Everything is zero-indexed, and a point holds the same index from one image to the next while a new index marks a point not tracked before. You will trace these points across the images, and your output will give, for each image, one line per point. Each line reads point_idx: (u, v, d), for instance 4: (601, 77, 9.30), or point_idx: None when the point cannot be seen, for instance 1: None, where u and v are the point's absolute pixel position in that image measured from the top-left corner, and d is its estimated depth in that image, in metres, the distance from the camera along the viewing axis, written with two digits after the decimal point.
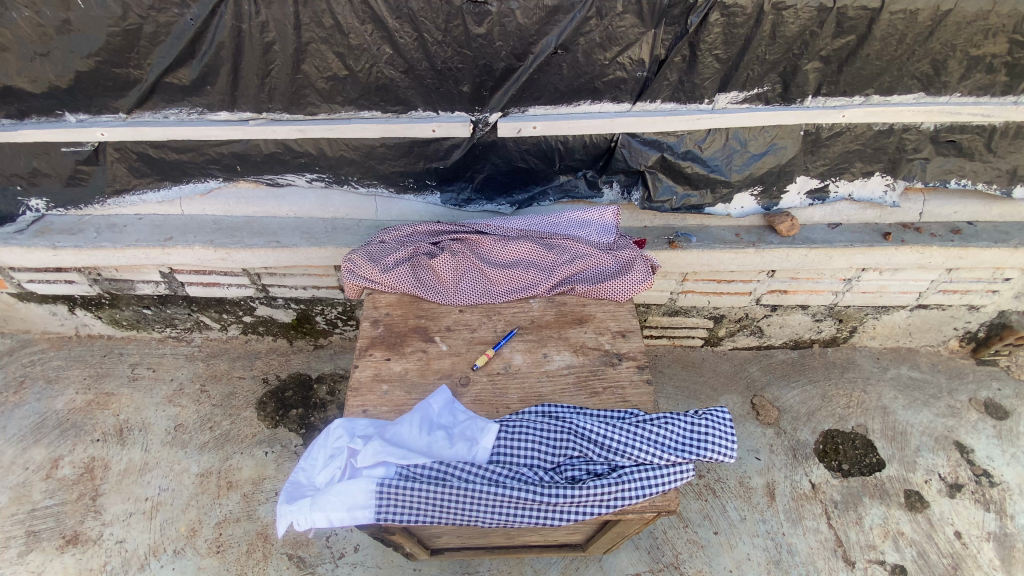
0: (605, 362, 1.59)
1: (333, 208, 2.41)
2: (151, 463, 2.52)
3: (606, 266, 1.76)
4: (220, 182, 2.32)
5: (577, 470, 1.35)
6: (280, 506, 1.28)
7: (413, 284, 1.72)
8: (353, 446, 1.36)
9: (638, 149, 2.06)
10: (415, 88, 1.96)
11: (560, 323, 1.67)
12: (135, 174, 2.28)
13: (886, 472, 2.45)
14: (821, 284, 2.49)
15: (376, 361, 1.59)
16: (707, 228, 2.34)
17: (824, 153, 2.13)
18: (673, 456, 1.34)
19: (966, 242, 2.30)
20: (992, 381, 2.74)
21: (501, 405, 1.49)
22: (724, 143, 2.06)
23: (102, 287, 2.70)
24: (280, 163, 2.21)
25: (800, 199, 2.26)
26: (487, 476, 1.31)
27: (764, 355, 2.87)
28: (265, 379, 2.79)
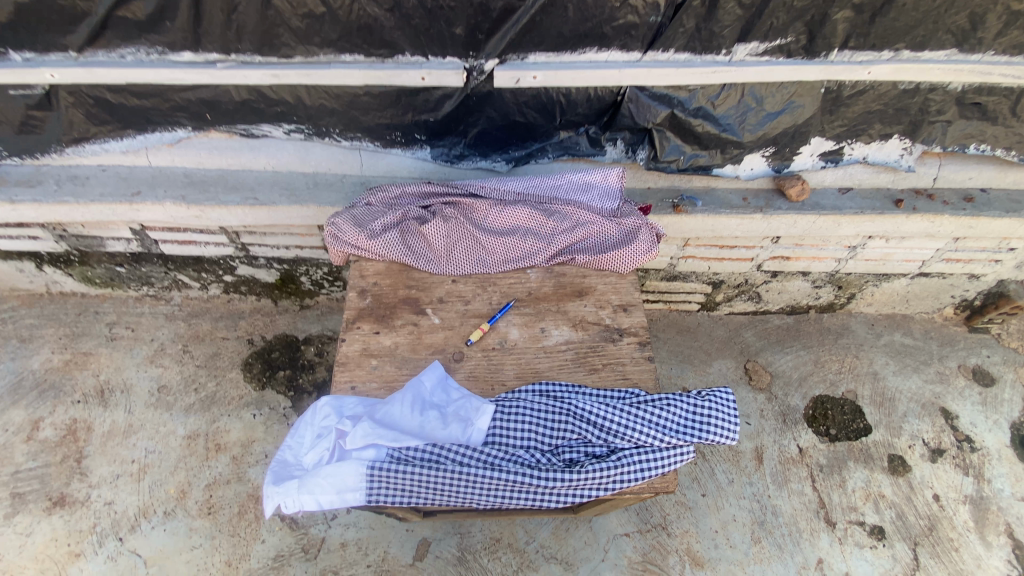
0: (606, 338, 1.52)
1: (314, 162, 2.24)
2: (136, 425, 2.47)
3: (608, 235, 1.65)
4: (189, 131, 2.13)
5: (575, 453, 1.31)
6: (267, 487, 1.24)
7: (402, 252, 1.61)
8: (341, 427, 1.30)
9: (646, 104, 1.90)
10: (402, 30, 1.75)
11: (558, 296, 1.59)
12: (93, 121, 2.07)
13: (872, 437, 2.49)
14: (825, 251, 2.42)
15: (364, 335, 1.50)
16: (714, 190, 2.22)
17: (843, 113, 1.99)
18: (674, 439, 1.30)
19: (978, 211, 2.21)
20: (982, 348, 2.74)
21: (496, 383, 1.43)
22: (739, 100, 1.90)
23: (70, 244, 2.53)
24: (255, 112, 2.02)
25: (812, 161, 2.14)
26: (482, 459, 1.26)
27: (759, 320, 2.84)
28: (250, 340, 2.71)
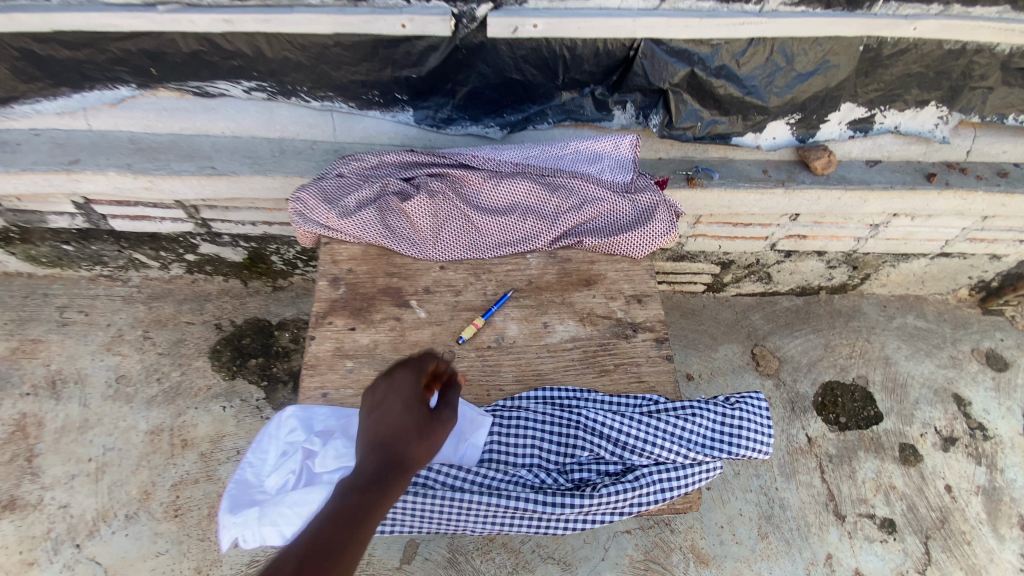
0: (617, 334, 1.32)
1: (280, 126, 1.96)
2: (93, 420, 2.24)
3: (621, 214, 1.44)
4: (135, 89, 1.83)
5: (585, 472, 1.13)
6: (223, 516, 1.06)
7: (381, 233, 1.37)
8: (309, 447, 1.09)
9: (662, 61, 1.65)
10: None
11: (563, 285, 1.38)
12: (17, 75, 1.76)
13: (883, 425, 2.37)
14: (844, 229, 2.24)
15: (337, 332, 1.28)
16: (731, 161, 2.00)
17: (879, 76, 1.76)
18: (700, 455, 1.12)
19: (1014, 187, 2.02)
20: (996, 331, 2.61)
21: (492, 387, 1.23)
22: (767, 58, 1.67)
23: (7, 219, 2.25)
24: (207, 66, 1.74)
25: (839, 130, 1.93)
26: (477, 482, 1.08)
27: (768, 302, 2.67)
28: (218, 325, 2.47)
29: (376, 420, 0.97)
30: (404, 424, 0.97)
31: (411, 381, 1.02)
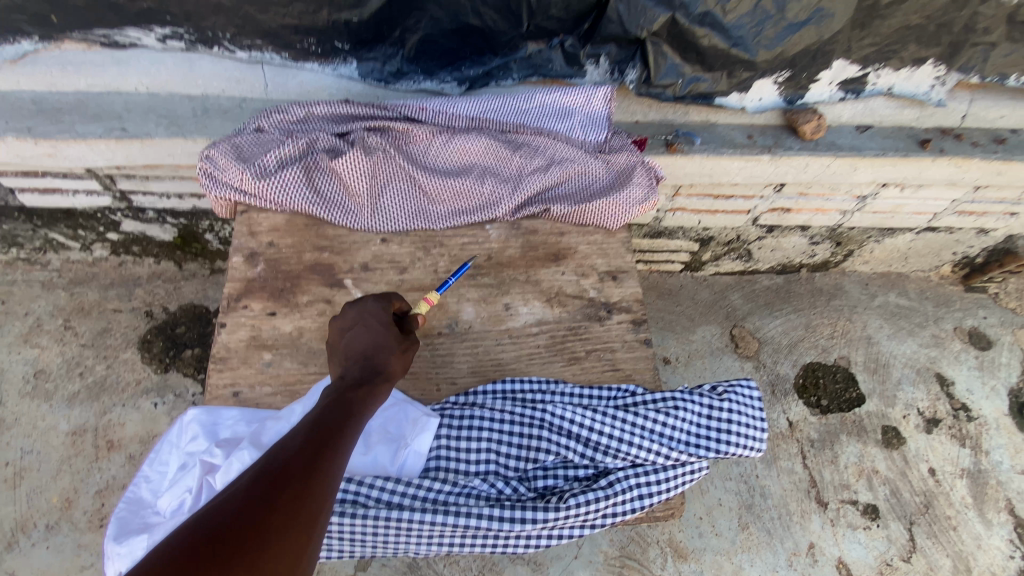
0: (589, 316, 1.14)
1: (205, 81, 1.69)
2: (5, 421, 1.98)
3: (593, 179, 1.25)
4: (39, 42, 1.57)
5: (550, 478, 0.96)
6: (106, 546, 0.86)
7: (309, 199, 1.15)
8: (210, 459, 0.88)
9: (638, 5, 1.44)
10: None
11: (527, 260, 1.19)
12: None
13: (866, 408, 2.28)
14: (830, 202, 2.11)
15: (255, 318, 1.07)
16: (713, 126, 1.83)
17: (877, 28, 1.60)
18: (683, 456, 0.96)
19: (1011, 155, 1.86)
20: (979, 309, 2.52)
21: (442, 381, 1.05)
22: (756, 3, 1.45)
23: None
24: (111, 7, 1.48)
25: (829, 92, 1.78)
26: (421, 497, 0.89)
27: (747, 281, 2.55)
28: (149, 313, 2.20)
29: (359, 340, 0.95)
30: (383, 342, 0.96)
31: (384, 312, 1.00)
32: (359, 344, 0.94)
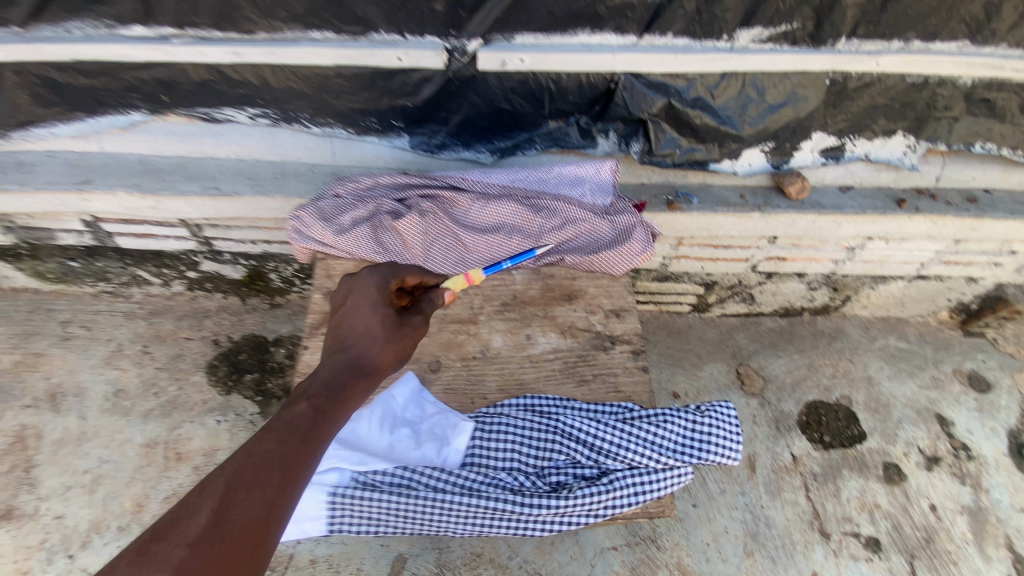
0: (596, 346, 1.40)
1: (283, 150, 2.07)
2: (90, 433, 2.28)
3: (601, 234, 1.52)
4: (146, 114, 1.93)
5: (562, 475, 1.18)
6: None
7: (375, 250, 1.47)
8: None
9: (641, 93, 1.76)
10: (377, 4, 1.58)
11: (545, 299, 1.47)
12: (38, 102, 1.87)
13: (867, 445, 2.40)
14: (821, 252, 2.34)
15: None
16: (709, 187, 2.11)
17: (847, 107, 1.87)
18: (671, 459, 1.18)
19: (982, 212, 2.10)
20: (978, 352, 2.66)
21: (476, 396, 1.30)
22: (740, 91, 1.77)
23: (17, 236, 2.30)
24: (216, 94, 1.84)
25: (812, 158, 2.03)
26: (459, 484, 1.12)
27: (752, 323, 2.75)
28: (216, 341, 2.53)
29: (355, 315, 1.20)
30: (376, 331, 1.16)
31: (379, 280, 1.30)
32: (359, 326, 1.17)
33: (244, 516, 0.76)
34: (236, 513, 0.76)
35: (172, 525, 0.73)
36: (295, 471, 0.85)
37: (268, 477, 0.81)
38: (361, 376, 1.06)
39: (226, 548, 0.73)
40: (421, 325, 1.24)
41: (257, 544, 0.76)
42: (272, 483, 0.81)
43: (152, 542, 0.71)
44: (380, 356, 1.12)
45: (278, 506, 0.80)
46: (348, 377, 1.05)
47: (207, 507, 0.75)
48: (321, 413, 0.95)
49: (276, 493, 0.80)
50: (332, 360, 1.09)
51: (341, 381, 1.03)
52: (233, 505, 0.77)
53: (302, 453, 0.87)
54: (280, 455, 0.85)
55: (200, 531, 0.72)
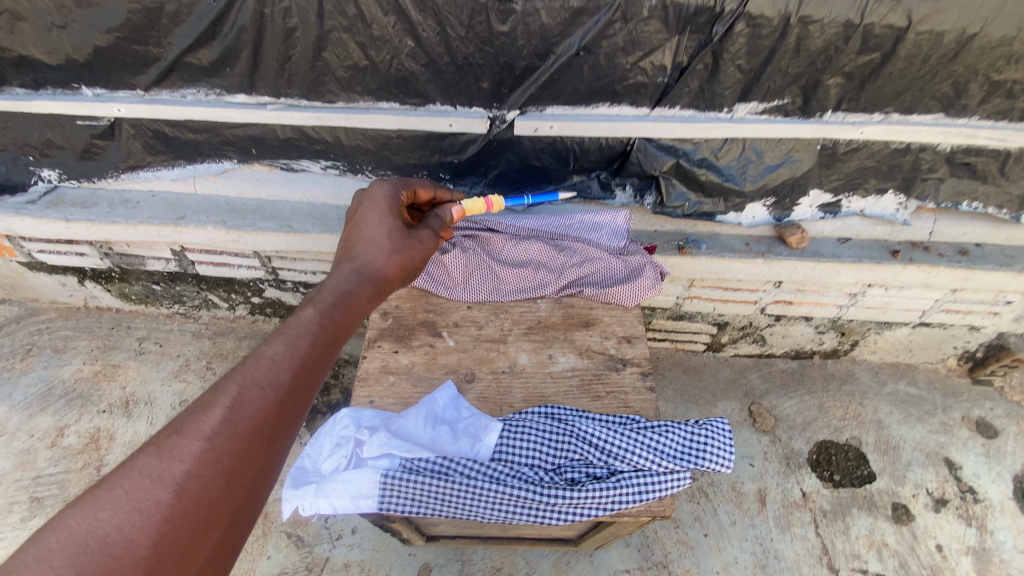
0: (609, 366, 1.62)
1: (345, 195, 2.42)
2: None
3: (614, 271, 1.79)
4: (235, 164, 2.31)
5: (576, 472, 1.37)
6: (286, 491, 1.31)
7: (423, 279, 1.77)
8: (359, 437, 1.38)
9: (653, 154, 2.06)
10: (435, 82, 1.91)
11: (566, 325, 1.72)
12: (150, 151, 2.26)
13: (876, 485, 2.47)
14: (825, 298, 2.52)
15: (384, 353, 1.64)
16: (717, 235, 2.36)
17: (840, 168, 2.10)
18: (672, 464, 1.36)
19: (973, 264, 2.30)
20: (985, 400, 2.77)
21: (504, 404, 1.53)
22: (741, 153, 2.05)
23: (113, 262, 2.67)
24: (296, 149, 2.20)
25: (811, 212, 2.26)
26: (489, 474, 1.33)
27: (764, 364, 2.90)
28: None
29: (366, 228, 1.38)
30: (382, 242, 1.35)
31: (390, 196, 1.47)
32: (368, 236, 1.36)
33: (254, 417, 0.91)
34: (247, 415, 0.91)
35: (190, 421, 0.87)
36: (298, 381, 0.99)
37: (275, 386, 0.95)
38: (364, 290, 1.25)
39: (239, 445, 0.88)
40: (425, 244, 1.45)
41: (267, 441, 0.92)
42: (279, 392, 0.95)
43: (174, 434, 0.86)
44: (384, 270, 1.32)
45: (285, 412, 0.95)
46: (353, 291, 1.22)
47: (219, 409, 0.89)
48: (325, 325, 1.10)
49: (281, 402, 0.95)
50: (340, 270, 1.27)
51: (346, 295, 1.20)
52: (243, 409, 0.91)
53: (304, 365, 1.01)
54: (285, 366, 0.98)
55: (214, 428, 0.87)
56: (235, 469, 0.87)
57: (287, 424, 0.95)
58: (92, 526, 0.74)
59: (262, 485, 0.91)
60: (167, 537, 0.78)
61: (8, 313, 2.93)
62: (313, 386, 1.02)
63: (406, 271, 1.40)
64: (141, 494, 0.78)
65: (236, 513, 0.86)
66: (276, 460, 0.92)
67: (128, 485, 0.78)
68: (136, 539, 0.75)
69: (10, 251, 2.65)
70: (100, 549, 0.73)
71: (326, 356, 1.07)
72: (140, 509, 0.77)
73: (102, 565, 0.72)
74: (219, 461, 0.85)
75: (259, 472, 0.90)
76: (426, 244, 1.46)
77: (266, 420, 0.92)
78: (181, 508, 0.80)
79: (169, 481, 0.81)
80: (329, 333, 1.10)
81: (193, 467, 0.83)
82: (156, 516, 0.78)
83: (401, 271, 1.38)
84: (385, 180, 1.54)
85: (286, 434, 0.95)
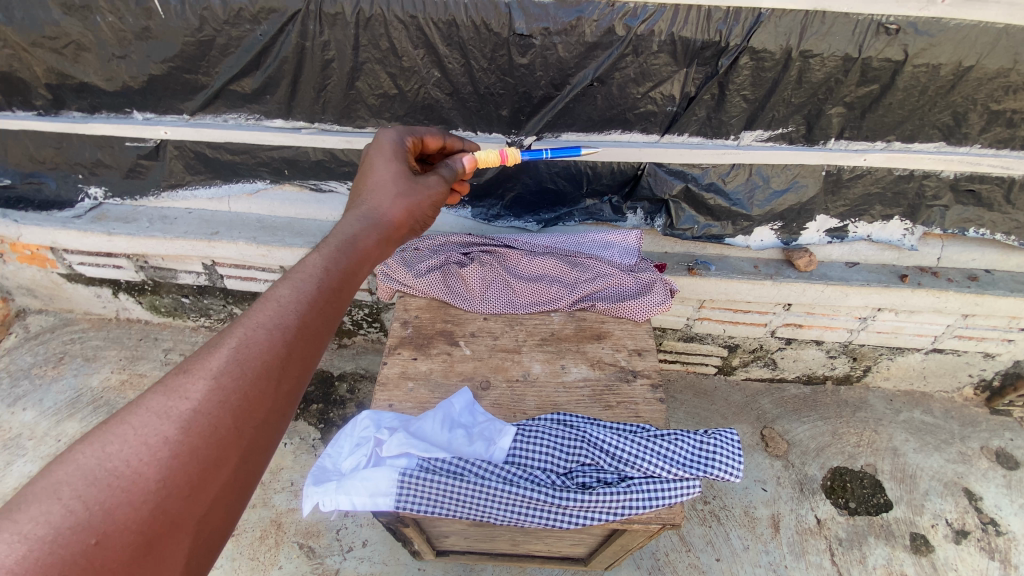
0: (620, 378, 1.69)
1: None
2: None
3: (626, 286, 1.88)
4: (268, 184, 2.46)
5: (587, 477, 1.40)
6: (307, 487, 1.33)
7: (443, 291, 1.88)
8: (378, 437, 1.44)
9: (663, 178, 2.16)
10: (457, 110, 2.04)
11: (578, 337, 1.79)
12: (190, 171, 2.42)
13: (893, 514, 2.42)
14: (836, 321, 2.56)
15: (404, 360, 1.73)
16: (726, 257, 2.43)
17: (845, 194, 2.18)
18: (681, 471, 1.38)
19: (983, 289, 2.32)
20: (1005, 431, 2.73)
21: (518, 410, 1.61)
22: (747, 178, 2.14)
23: (147, 274, 2.81)
24: (326, 170, 2.35)
25: (819, 236, 2.32)
26: (502, 475, 1.37)
27: (776, 388, 2.90)
28: None
29: (375, 176, 1.35)
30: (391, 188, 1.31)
31: (398, 147, 1.45)
32: (377, 184, 1.32)
33: (262, 358, 0.87)
34: (255, 355, 0.87)
35: (197, 361, 0.84)
36: (308, 323, 0.94)
37: (283, 328, 0.91)
38: (380, 234, 1.19)
39: (248, 384, 0.85)
40: (436, 191, 1.39)
41: (278, 383, 0.88)
42: (287, 333, 0.91)
43: (181, 373, 0.83)
44: (398, 216, 1.26)
45: (294, 354, 0.91)
46: (365, 234, 1.16)
47: (227, 349, 0.86)
48: (339, 267, 1.05)
49: (291, 343, 0.91)
50: (352, 215, 1.22)
51: (360, 239, 1.15)
52: (252, 349, 0.87)
53: (316, 306, 0.96)
54: (293, 307, 0.94)
55: (220, 368, 0.84)
56: (244, 408, 0.84)
57: (298, 365, 0.91)
58: (101, 460, 0.73)
59: (275, 425, 0.87)
60: (176, 474, 0.76)
61: (44, 323, 3.07)
62: (326, 327, 0.97)
63: (420, 218, 1.35)
64: (148, 431, 0.77)
65: (250, 451, 0.84)
66: (289, 400, 0.89)
67: (136, 422, 0.77)
68: (144, 473, 0.74)
69: (52, 262, 2.81)
70: (109, 481, 0.72)
71: (340, 298, 1.02)
72: (147, 445, 0.76)
73: (110, 499, 0.71)
74: (226, 400, 0.82)
75: (272, 413, 0.87)
76: (437, 190, 1.39)
77: (276, 361, 0.88)
78: (188, 446, 0.78)
79: (175, 418, 0.79)
80: (341, 277, 1.04)
81: (200, 404, 0.81)
82: (163, 452, 0.76)
83: (415, 217, 1.32)
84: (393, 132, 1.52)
85: (299, 376, 0.91)
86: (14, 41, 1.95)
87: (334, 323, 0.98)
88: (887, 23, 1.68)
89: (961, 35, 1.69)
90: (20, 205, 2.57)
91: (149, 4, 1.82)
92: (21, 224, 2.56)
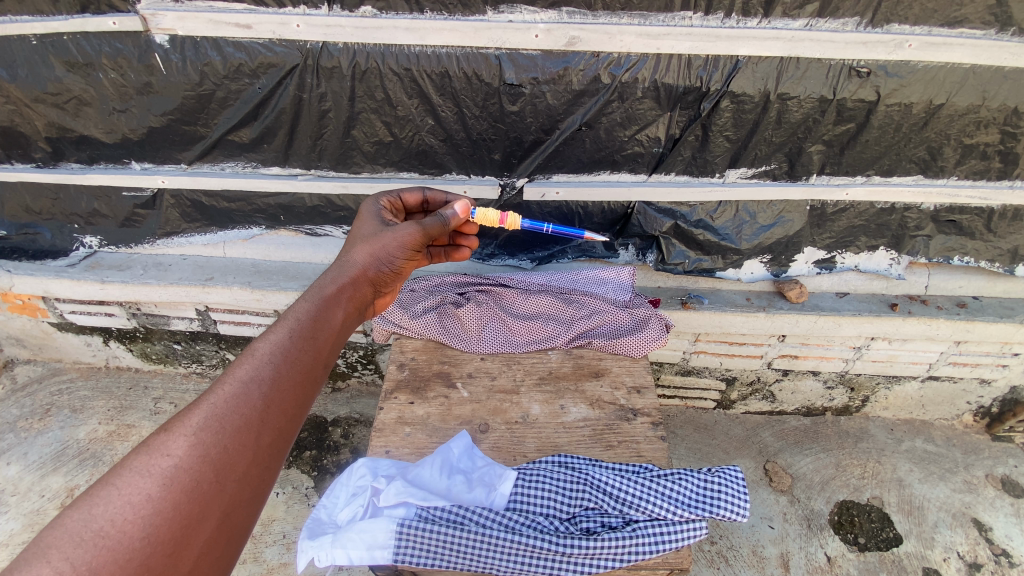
0: (620, 416, 1.69)
1: None
2: None
3: (622, 323, 1.93)
4: (263, 229, 2.48)
5: (592, 522, 1.36)
6: (302, 541, 1.28)
7: (439, 331, 1.91)
8: (376, 485, 1.39)
9: (652, 216, 2.22)
10: (451, 155, 2.10)
11: (576, 376, 1.81)
12: (186, 219, 2.44)
13: (904, 548, 2.35)
14: (831, 351, 2.58)
15: (400, 404, 1.71)
16: (719, 291, 2.47)
17: (830, 227, 2.24)
18: (687, 513, 1.35)
19: (973, 316, 2.36)
20: (1008, 457, 2.71)
21: (518, 453, 1.59)
22: (735, 214, 2.20)
23: (139, 322, 2.79)
24: (322, 216, 2.38)
25: (808, 268, 2.36)
26: (504, 524, 1.33)
27: (776, 421, 2.87)
28: None
29: (350, 237, 1.39)
30: (364, 241, 1.34)
31: (374, 208, 1.51)
32: (353, 242, 1.36)
33: (242, 411, 0.87)
34: (236, 409, 0.86)
35: (178, 419, 0.83)
36: (286, 374, 0.94)
37: (260, 380, 0.91)
38: (350, 287, 1.22)
39: (229, 437, 0.84)
40: (408, 233, 1.35)
41: (256, 436, 0.87)
42: (265, 385, 0.91)
43: (163, 431, 0.82)
44: (370, 268, 1.29)
45: (275, 405, 0.91)
46: (340, 288, 1.20)
47: (208, 404, 0.86)
48: (314, 317, 1.07)
49: (269, 395, 0.91)
50: (325, 272, 1.25)
51: (332, 292, 1.17)
52: (231, 403, 0.87)
53: (293, 357, 0.97)
54: (270, 359, 0.94)
55: (201, 423, 0.83)
56: (226, 459, 0.83)
57: (278, 414, 0.91)
58: (87, 521, 0.71)
59: (258, 475, 0.86)
60: (161, 532, 0.74)
61: (32, 373, 3.01)
62: (304, 376, 0.97)
63: (397, 266, 1.36)
64: (132, 489, 0.75)
65: (233, 504, 0.82)
66: (269, 451, 0.88)
67: (120, 482, 0.75)
68: (129, 532, 0.72)
69: (43, 311, 2.78)
70: (95, 542, 0.70)
71: (317, 348, 1.02)
72: (132, 504, 0.74)
73: (97, 559, 0.69)
74: (209, 453, 0.81)
75: (253, 463, 0.86)
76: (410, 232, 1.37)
77: (256, 412, 0.88)
78: (172, 502, 0.76)
79: (159, 475, 0.77)
80: (317, 328, 1.05)
81: (183, 460, 0.79)
82: (148, 509, 0.74)
83: (390, 266, 1.34)
84: (373, 196, 1.60)
85: (278, 426, 0.90)
86: (17, 97, 1.99)
87: (313, 371, 0.99)
88: (859, 67, 1.77)
89: (929, 76, 1.78)
90: (14, 255, 2.57)
91: (152, 61, 1.89)
92: (15, 274, 2.55)
